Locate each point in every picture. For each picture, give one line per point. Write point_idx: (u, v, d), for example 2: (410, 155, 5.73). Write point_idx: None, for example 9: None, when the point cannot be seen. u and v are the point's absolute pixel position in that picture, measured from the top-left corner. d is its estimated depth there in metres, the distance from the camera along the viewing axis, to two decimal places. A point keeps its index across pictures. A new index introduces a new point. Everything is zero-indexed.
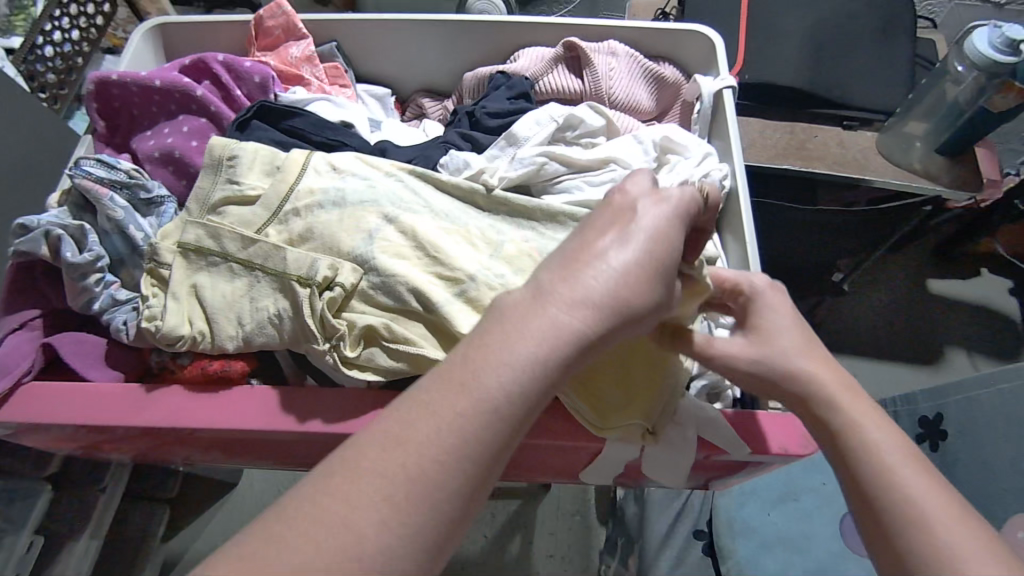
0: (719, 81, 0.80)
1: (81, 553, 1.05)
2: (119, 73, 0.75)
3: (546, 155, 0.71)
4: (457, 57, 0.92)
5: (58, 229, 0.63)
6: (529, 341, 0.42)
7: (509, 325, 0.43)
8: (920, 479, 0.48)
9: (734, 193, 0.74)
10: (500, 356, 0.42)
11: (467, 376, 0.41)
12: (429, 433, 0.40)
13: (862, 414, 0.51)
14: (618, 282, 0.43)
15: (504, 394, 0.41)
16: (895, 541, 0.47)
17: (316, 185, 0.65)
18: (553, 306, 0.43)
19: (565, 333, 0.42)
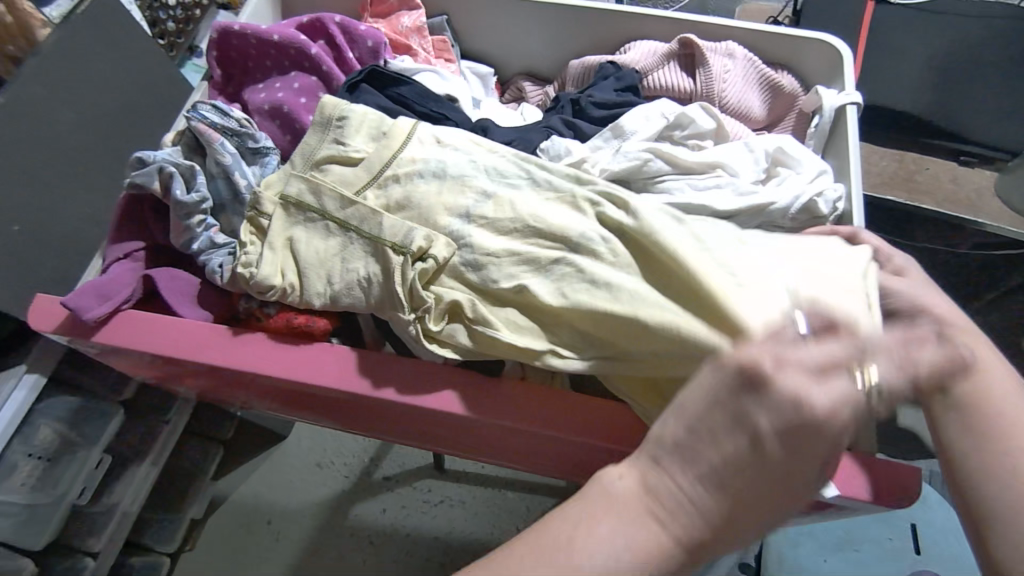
0: (844, 96, 0.75)
1: (141, 478, 1.11)
2: (241, 25, 0.78)
3: (650, 151, 0.68)
4: (564, 43, 0.90)
5: (171, 167, 0.66)
6: (632, 551, 0.43)
7: (609, 522, 0.45)
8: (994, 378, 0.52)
9: (846, 216, 0.69)
10: (601, 554, 0.43)
11: (566, 564, 0.43)
12: None
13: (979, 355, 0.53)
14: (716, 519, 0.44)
15: None
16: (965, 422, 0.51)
17: (412, 153, 0.65)
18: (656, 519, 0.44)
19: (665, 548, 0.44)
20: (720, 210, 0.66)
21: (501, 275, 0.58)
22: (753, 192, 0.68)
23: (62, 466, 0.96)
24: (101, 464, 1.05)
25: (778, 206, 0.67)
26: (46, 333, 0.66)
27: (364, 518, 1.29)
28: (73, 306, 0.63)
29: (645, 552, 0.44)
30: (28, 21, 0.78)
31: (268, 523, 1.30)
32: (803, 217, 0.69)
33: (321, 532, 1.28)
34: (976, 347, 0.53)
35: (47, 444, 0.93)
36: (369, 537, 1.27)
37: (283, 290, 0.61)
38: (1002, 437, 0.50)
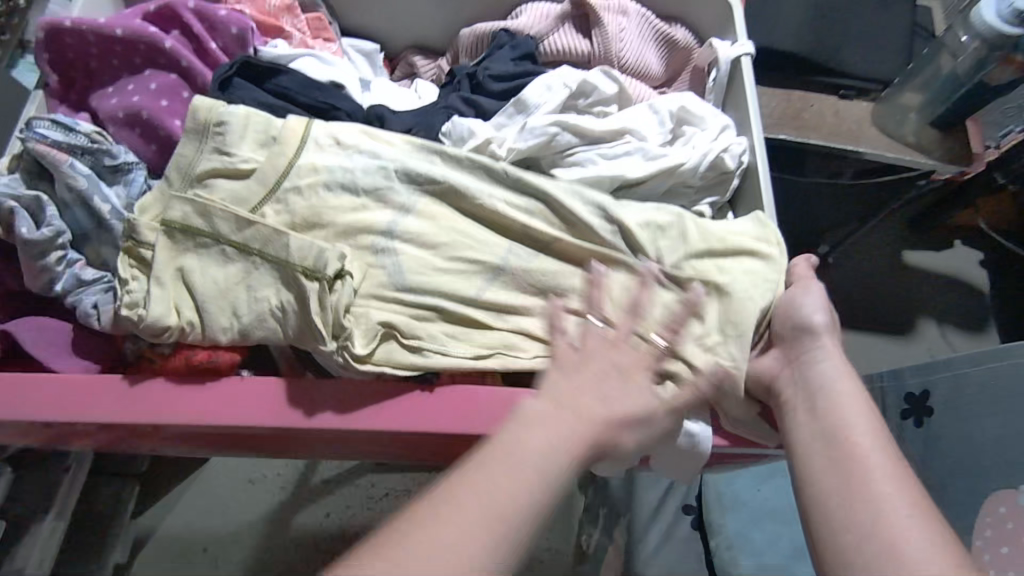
0: (737, 47, 0.75)
1: (50, 534, 0.99)
2: (73, 19, 0.67)
3: (557, 124, 0.65)
4: (452, 12, 0.84)
5: (10, 201, 0.56)
6: (501, 490, 0.40)
7: (489, 469, 0.40)
8: (866, 430, 0.50)
9: (753, 169, 0.69)
10: (481, 495, 0.39)
11: (451, 504, 0.39)
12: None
13: (849, 404, 0.52)
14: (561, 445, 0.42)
15: (480, 525, 0.38)
16: (832, 459, 0.49)
17: (313, 161, 0.59)
18: (522, 463, 0.41)
19: (523, 500, 0.40)
20: (632, 178, 0.65)
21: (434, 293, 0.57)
22: (663, 156, 0.67)
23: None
24: None
25: (688, 165, 0.67)
26: None
27: (306, 526, 1.24)
28: None
29: (511, 497, 0.39)
30: None
31: (204, 549, 1.22)
32: (712, 174, 0.69)
33: (264, 548, 1.22)
34: (845, 394, 0.53)
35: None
36: (317, 545, 1.22)
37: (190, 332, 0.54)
38: (861, 474, 0.47)
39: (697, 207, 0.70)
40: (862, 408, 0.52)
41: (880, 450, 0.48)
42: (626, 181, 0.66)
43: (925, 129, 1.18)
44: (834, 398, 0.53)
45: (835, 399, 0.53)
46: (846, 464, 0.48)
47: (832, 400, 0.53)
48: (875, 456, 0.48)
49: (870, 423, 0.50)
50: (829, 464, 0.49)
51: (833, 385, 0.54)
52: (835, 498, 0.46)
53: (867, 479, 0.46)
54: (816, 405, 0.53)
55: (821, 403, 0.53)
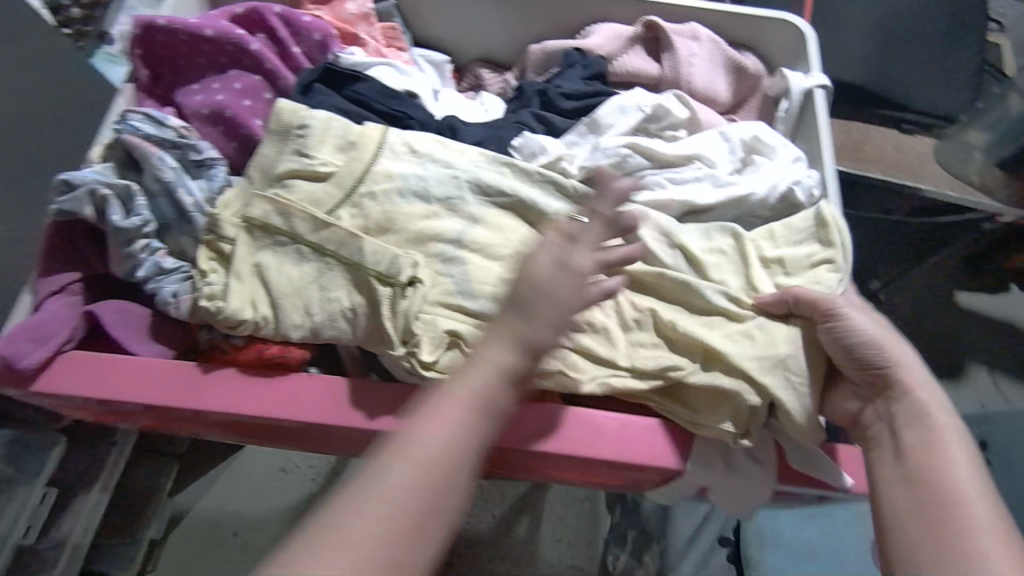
0: (811, 79, 0.75)
1: (92, 507, 1.02)
2: (167, 18, 0.69)
3: (629, 146, 0.67)
4: (523, 28, 0.86)
5: (103, 188, 0.59)
6: (438, 444, 0.40)
7: (429, 418, 0.41)
8: (959, 462, 0.51)
9: (823, 203, 0.69)
10: (428, 441, 0.40)
11: (392, 456, 0.40)
12: (361, 530, 0.37)
13: (948, 431, 0.53)
14: (483, 404, 0.42)
15: (425, 472, 0.39)
16: (925, 487, 0.50)
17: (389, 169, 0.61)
18: (452, 416, 0.41)
19: (450, 458, 0.40)
20: (701, 205, 0.66)
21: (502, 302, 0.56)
22: (731, 184, 0.68)
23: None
24: (46, 498, 0.96)
25: (758, 196, 0.67)
26: None
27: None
28: (6, 354, 0.56)
29: (448, 446, 0.40)
30: None
31: (235, 534, 1.24)
32: (783, 206, 0.69)
33: None
34: (946, 423, 0.53)
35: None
36: None
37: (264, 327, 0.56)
38: (955, 506, 0.49)
39: None
40: (955, 437, 0.53)
41: (967, 478, 0.50)
42: (694, 207, 0.67)
43: (990, 169, 1.16)
44: (930, 424, 0.53)
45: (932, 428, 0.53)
46: (943, 488, 0.50)
47: (927, 431, 0.53)
48: (967, 484, 0.50)
49: (965, 454, 0.52)
50: (919, 489, 0.50)
51: (932, 415, 0.54)
52: (927, 525, 0.49)
53: (963, 509, 0.48)
54: (904, 435, 0.53)
55: (907, 429, 0.54)
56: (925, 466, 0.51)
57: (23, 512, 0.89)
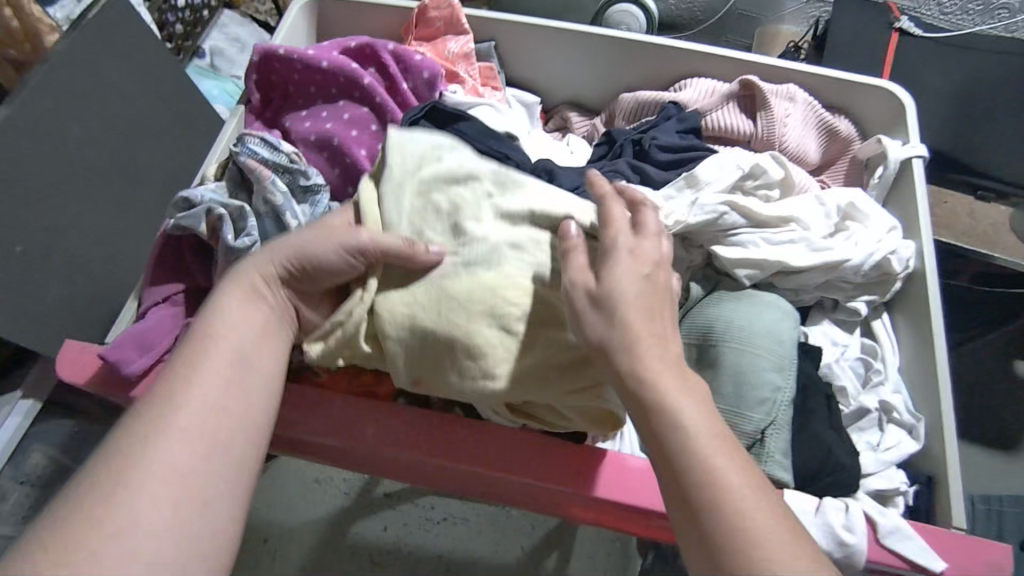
0: (909, 148, 0.74)
1: None
2: (286, 47, 0.73)
3: (727, 204, 0.66)
4: (615, 75, 0.87)
5: (220, 208, 0.61)
6: (230, 340, 0.51)
7: (209, 321, 0.52)
8: (728, 457, 0.43)
9: (919, 274, 0.68)
10: (220, 330, 0.51)
11: (191, 355, 0.50)
12: (210, 404, 0.48)
13: (693, 429, 0.44)
14: (249, 320, 0.52)
15: (224, 362, 0.50)
16: (693, 485, 0.43)
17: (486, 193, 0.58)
18: (228, 322, 0.52)
19: (246, 349, 0.51)
20: (794, 267, 0.66)
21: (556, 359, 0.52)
22: (827, 249, 0.67)
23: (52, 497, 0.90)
24: None
25: (853, 263, 0.66)
26: (76, 384, 0.60)
27: (364, 538, 1.17)
28: (112, 359, 0.58)
29: (251, 338, 0.52)
30: (36, 27, 0.79)
31: (263, 542, 1.16)
32: (874, 273, 0.68)
33: (319, 554, 1.16)
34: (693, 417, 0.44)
35: (37, 471, 0.89)
36: (370, 558, 1.16)
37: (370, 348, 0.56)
38: (707, 503, 0.42)
39: (851, 303, 0.70)
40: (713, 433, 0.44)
41: (731, 471, 0.43)
42: (786, 268, 0.66)
43: None
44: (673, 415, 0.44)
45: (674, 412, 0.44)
46: (705, 491, 0.43)
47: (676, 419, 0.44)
48: (727, 480, 0.43)
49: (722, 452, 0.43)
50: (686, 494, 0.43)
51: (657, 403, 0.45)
52: (740, 528, 0.41)
53: (708, 507, 0.42)
54: (657, 427, 0.45)
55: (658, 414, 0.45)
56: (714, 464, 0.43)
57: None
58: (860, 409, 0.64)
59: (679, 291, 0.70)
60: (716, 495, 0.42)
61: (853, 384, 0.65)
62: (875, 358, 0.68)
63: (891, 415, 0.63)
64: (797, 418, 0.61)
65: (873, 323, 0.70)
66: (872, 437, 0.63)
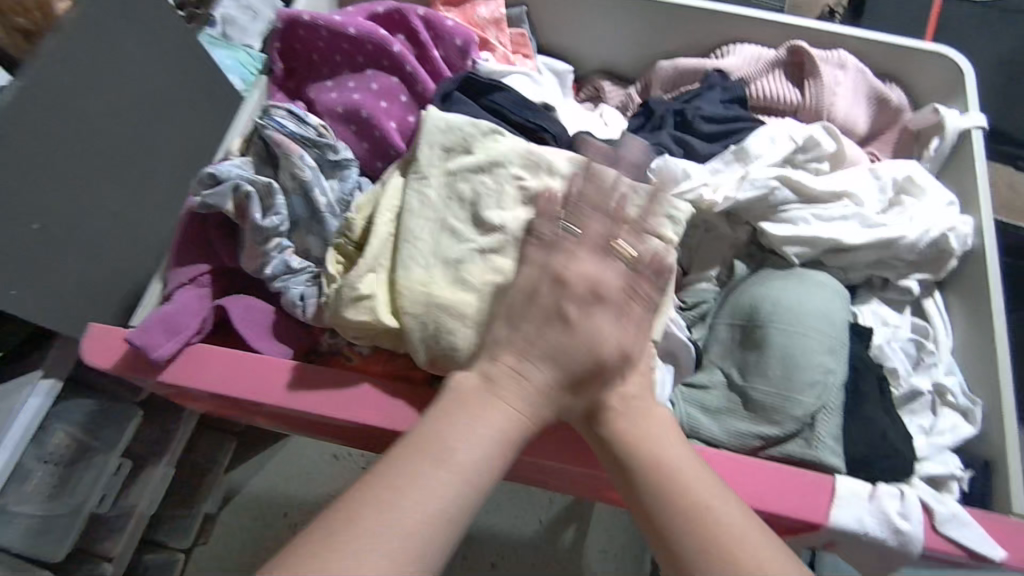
0: (968, 119, 0.70)
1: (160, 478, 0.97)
2: (311, 14, 0.69)
3: (778, 178, 0.63)
4: (652, 42, 0.83)
5: (247, 184, 0.59)
6: (492, 447, 0.43)
7: (484, 415, 0.44)
8: (687, 461, 0.47)
9: (977, 253, 0.65)
10: (469, 442, 0.43)
11: (439, 450, 0.42)
12: (425, 509, 0.40)
13: (659, 445, 0.47)
14: (504, 432, 0.44)
15: (472, 464, 0.42)
16: (642, 490, 0.46)
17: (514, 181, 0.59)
18: (490, 421, 0.44)
19: (481, 460, 0.43)
20: (847, 244, 0.62)
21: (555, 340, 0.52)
22: (883, 225, 0.63)
23: (77, 475, 0.86)
24: (120, 469, 0.92)
25: (909, 240, 0.63)
26: (103, 368, 0.59)
27: None
28: (140, 343, 0.57)
29: (508, 431, 0.44)
30: None
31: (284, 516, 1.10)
32: (930, 251, 0.65)
33: None
34: (642, 423, 0.48)
35: (61, 450, 0.84)
36: None
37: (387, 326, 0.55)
38: (668, 500, 0.45)
39: (904, 281, 0.66)
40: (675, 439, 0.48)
41: (693, 472, 0.46)
42: (839, 246, 0.63)
43: None
44: (636, 417, 0.48)
45: (634, 425, 0.48)
46: (657, 492, 0.45)
47: (626, 424, 0.48)
48: (683, 477, 0.46)
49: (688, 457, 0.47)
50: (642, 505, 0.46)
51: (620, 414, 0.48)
52: (694, 521, 0.44)
53: (668, 505, 0.45)
54: (609, 438, 0.48)
55: (605, 425, 0.48)
56: (662, 464, 0.46)
57: (98, 483, 0.87)
58: (915, 391, 0.60)
59: (722, 270, 0.68)
60: (673, 496, 0.45)
61: (904, 364, 0.62)
62: (927, 338, 0.65)
63: (946, 399, 0.61)
64: (850, 401, 0.58)
65: (924, 302, 0.67)
66: (923, 420, 0.60)
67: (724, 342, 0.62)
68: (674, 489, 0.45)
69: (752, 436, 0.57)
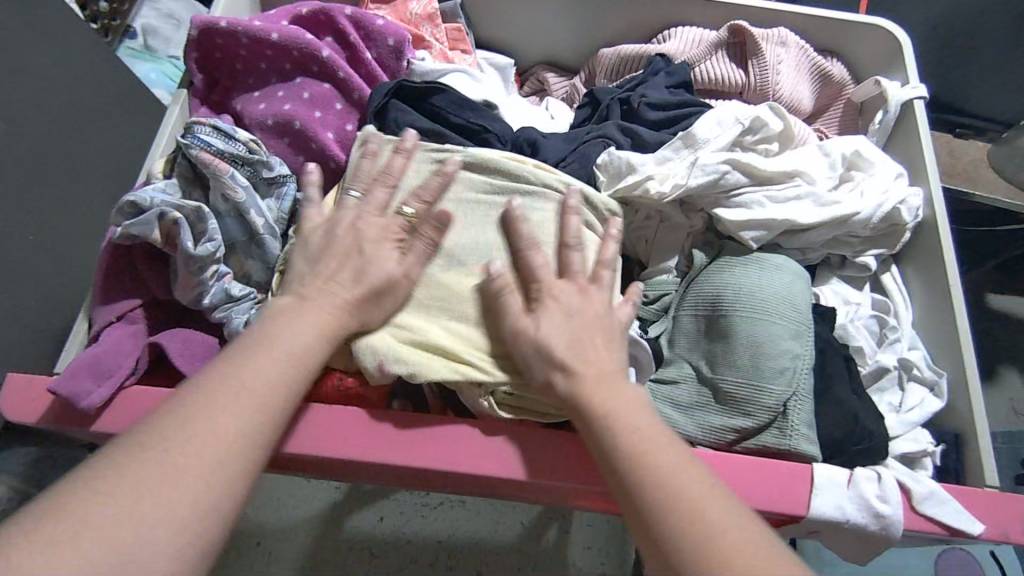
0: (909, 89, 0.70)
1: None
2: (228, 19, 0.64)
3: (728, 163, 0.61)
4: (593, 29, 0.81)
5: (174, 211, 0.54)
6: (307, 344, 0.46)
7: (295, 317, 0.47)
8: (663, 439, 0.44)
9: (929, 223, 0.65)
10: (285, 339, 0.45)
11: (260, 351, 0.44)
12: (242, 404, 0.41)
13: (636, 421, 0.44)
14: (318, 335, 0.46)
15: (287, 356, 0.44)
16: (629, 480, 0.42)
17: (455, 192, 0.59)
18: (304, 321, 0.46)
19: (297, 354, 0.45)
20: (801, 224, 0.61)
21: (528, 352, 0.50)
22: (836, 202, 0.62)
23: None
24: None
25: (862, 216, 0.62)
26: (27, 423, 0.53)
27: (360, 531, 1.09)
28: (66, 393, 0.51)
29: (324, 333, 0.47)
30: None
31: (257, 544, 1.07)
32: (883, 225, 0.64)
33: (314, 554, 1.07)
34: (624, 405, 0.45)
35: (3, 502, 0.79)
36: (367, 552, 1.08)
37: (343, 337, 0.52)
38: (651, 483, 0.41)
39: (860, 258, 0.66)
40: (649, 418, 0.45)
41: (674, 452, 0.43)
42: (794, 227, 0.62)
43: None
44: (617, 410, 0.45)
45: (610, 408, 0.45)
46: (640, 478, 0.42)
47: (603, 406, 0.45)
48: (666, 459, 0.42)
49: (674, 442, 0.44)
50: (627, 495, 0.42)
51: (599, 398, 0.45)
52: (675, 509, 0.40)
53: (647, 489, 0.41)
54: (590, 425, 0.45)
55: (586, 412, 0.45)
56: (639, 446, 0.43)
57: None
58: (881, 367, 0.60)
59: (682, 259, 0.66)
60: (654, 480, 0.41)
61: (869, 342, 0.62)
62: (888, 313, 0.65)
63: (912, 373, 0.60)
64: (820, 384, 0.57)
65: (882, 277, 0.67)
66: (893, 397, 0.60)
67: (689, 334, 0.61)
68: (658, 474, 0.41)
69: (728, 430, 0.56)
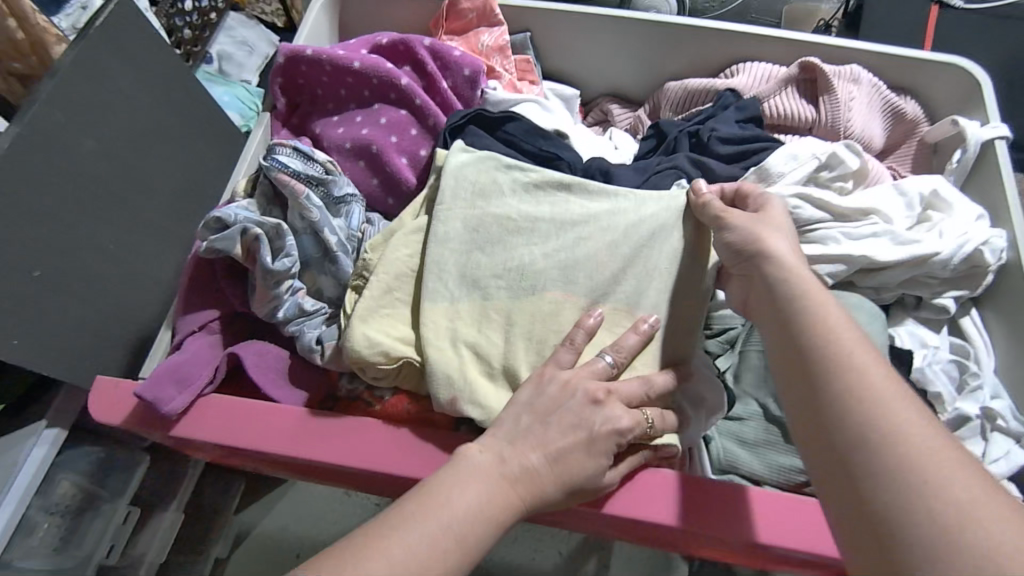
0: (990, 129, 0.68)
1: (171, 524, 0.88)
2: (314, 48, 0.68)
3: (800, 196, 0.61)
4: (659, 64, 0.82)
5: (255, 227, 0.56)
6: (474, 511, 0.43)
7: (462, 483, 0.44)
8: (896, 396, 0.40)
9: (1013, 266, 0.62)
10: (457, 507, 0.42)
11: (439, 518, 0.42)
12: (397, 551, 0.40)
13: (867, 367, 0.41)
14: (482, 505, 0.43)
15: (463, 524, 0.42)
16: (839, 422, 0.40)
17: (549, 213, 0.58)
18: (483, 485, 0.44)
19: (465, 520, 0.42)
20: (881, 261, 0.60)
21: (755, 307, 0.49)
22: (914, 241, 0.61)
23: (81, 530, 0.78)
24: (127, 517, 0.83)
25: (942, 257, 0.60)
26: (110, 423, 0.57)
27: None
28: (150, 399, 0.54)
29: (493, 504, 0.43)
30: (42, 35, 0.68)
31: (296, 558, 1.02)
32: (964, 267, 0.62)
33: None
34: (851, 342, 0.42)
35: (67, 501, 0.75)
36: None
37: (415, 363, 0.53)
38: (883, 441, 0.38)
39: (938, 300, 0.64)
40: (878, 366, 0.41)
41: (911, 413, 0.39)
42: (872, 265, 0.60)
43: None
44: (830, 345, 0.42)
45: (832, 341, 0.42)
46: (859, 430, 0.39)
47: (826, 339, 0.42)
48: (901, 419, 0.38)
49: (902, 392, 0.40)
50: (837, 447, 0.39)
51: (825, 332, 0.43)
52: (896, 483, 0.36)
53: (876, 442, 0.38)
54: (807, 349, 0.43)
55: (807, 342, 0.43)
56: (865, 392, 0.40)
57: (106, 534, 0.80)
58: (962, 415, 0.57)
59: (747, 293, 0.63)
60: (879, 437, 0.38)
61: (948, 388, 0.59)
62: (967, 358, 0.62)
63: (995, 424, 0.57)
64: None
65: (961, 320, 0.65)
66: (974, 448, 0.57)
67: (756, 370, 0.59)
68: (882, 430, 0.38)
69: (797, 471, 0.54)
